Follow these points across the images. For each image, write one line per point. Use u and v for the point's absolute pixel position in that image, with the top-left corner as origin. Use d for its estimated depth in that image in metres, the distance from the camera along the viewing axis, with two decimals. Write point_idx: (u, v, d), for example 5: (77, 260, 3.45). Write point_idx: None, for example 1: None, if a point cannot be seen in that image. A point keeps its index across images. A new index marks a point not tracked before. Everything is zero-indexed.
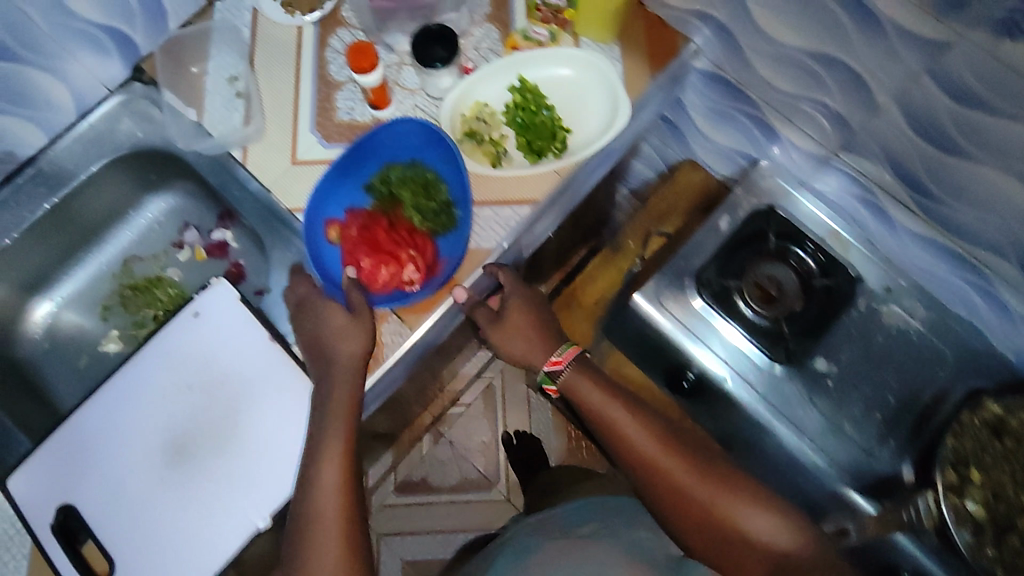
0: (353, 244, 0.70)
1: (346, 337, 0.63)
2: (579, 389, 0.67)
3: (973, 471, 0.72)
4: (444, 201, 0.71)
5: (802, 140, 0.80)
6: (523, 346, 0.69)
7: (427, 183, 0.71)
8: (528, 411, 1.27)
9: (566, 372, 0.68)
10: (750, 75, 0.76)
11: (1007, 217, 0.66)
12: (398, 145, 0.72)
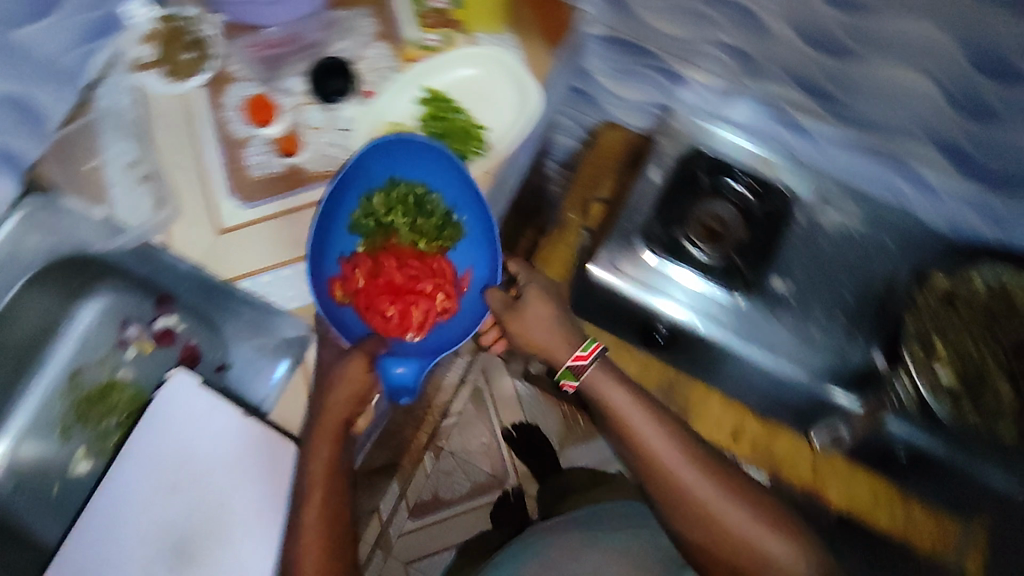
0: (366, 294, 0.69)
1: (341, 378, 0.65)
2: (600, 389, 0.68)
3: (937, 345, 0.76)
4: (443, 213, 0.73)
5: (700, 79, 0.81)
6: (543, 339, 0.69)
7: (421, 202, 0.73)
8: (519, 405, 1.27)
9: (589, 368, 0.68)
10: (638, 27, 0.76)
11: (914, 105, 0.68)
12: (396, 161, 0.73)
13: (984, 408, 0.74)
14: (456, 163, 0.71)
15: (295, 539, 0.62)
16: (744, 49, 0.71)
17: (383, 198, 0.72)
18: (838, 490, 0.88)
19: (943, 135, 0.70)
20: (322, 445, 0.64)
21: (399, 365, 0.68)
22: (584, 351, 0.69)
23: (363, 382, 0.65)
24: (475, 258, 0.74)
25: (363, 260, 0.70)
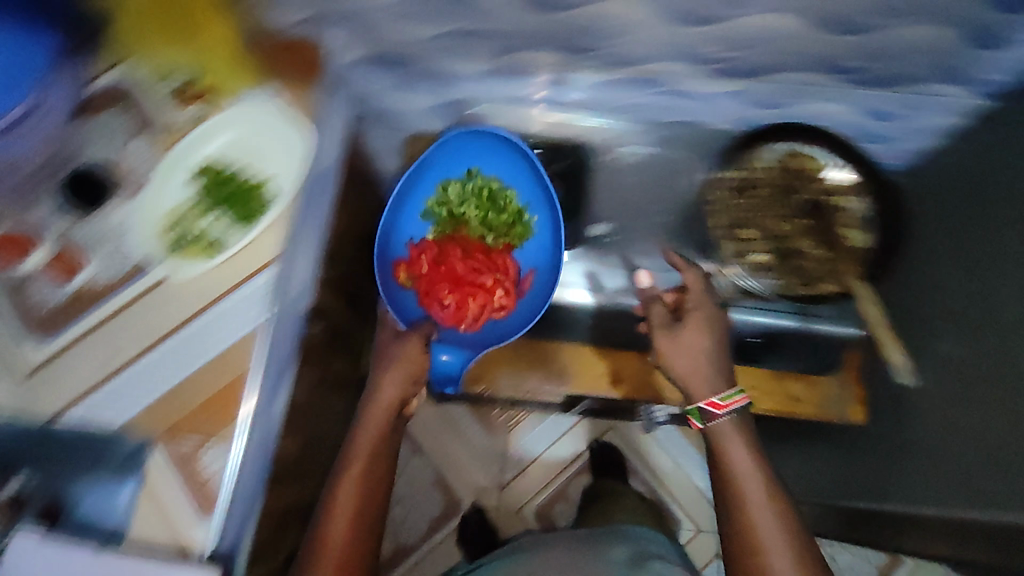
0: (428, 279, 0.84)
1: (388, 372, 0.78)
2: (727, 446, 0.69)
3: (747, 231, 0.87)
4: (516, 209, 0.89)
5: (466, 67, 0.82)
6: (691, 364, 0.74)
7: (494, 199, 0.88)
8: (452, 428, 1.27)
9: (724, 420, 0.71)
10: (395, 40, 0.78)
11: (657, 35, 0.72)
12: (461, 159, 0.89)
13: (796, 270, 0.85)
14: (524, 155, 0.87)
15: (332, 500, 0.70)
16: (495, 29, 0.74)
17: (471, 187, 0.88)
18: None
19: (696, 51, 0.74)
20: (355, 465, 0.72)
21: (442, 353, 0.85)
22: (720, 402, 0.71)
23: (410, 372, 0.78)
24: (539, 245, 0.89)
25: (429, 247, 0.86)
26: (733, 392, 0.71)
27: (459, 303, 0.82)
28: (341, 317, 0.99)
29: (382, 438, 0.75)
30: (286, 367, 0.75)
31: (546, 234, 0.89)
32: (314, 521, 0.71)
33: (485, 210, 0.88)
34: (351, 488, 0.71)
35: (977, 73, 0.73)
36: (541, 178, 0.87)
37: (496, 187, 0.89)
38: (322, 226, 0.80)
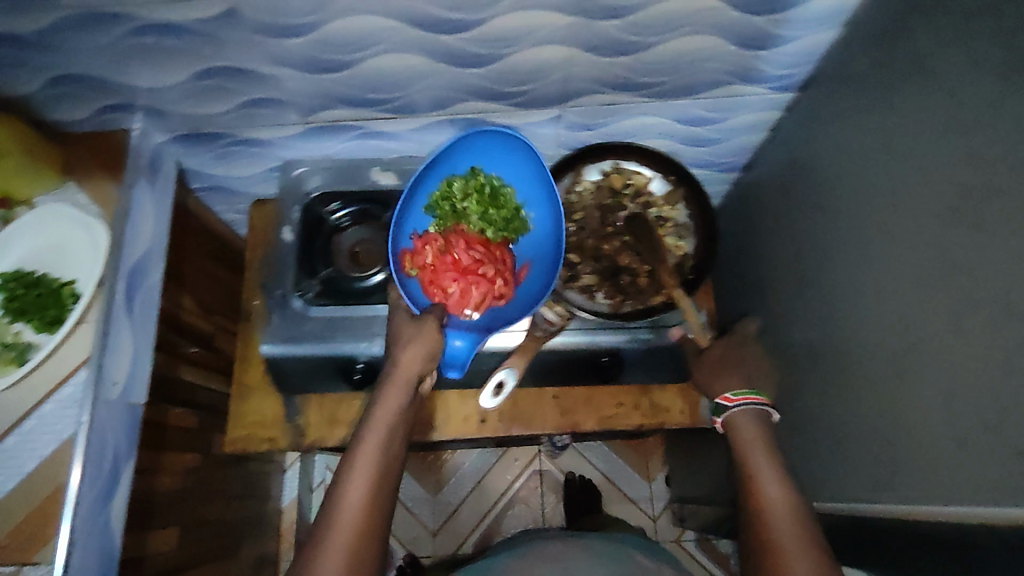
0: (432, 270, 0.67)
1: (384, 397, 0.64)
2: (740, 432, 0.66)
3: (573, 257, 0.79)
4: (514, 206, 0.72)
5: (276, 135, 0.81)
6: (717, 377, 0.73)
7: (496, 198, 0.71)
8: None
9: (734, 414, 0.68)
10: (193, 119, 0.77)
11: (443, 80, 0.73)
12: (468, 151, 0.72)
13: (631, 290, 0.77)
14: (528, 148, 0.70)
15: (332, 511, 0.58)
16: (291, 97, 0.74)
17: (465, 186, 0.70)
18: (579, 416, 0.88)
19: (489, 89, 0.75)
20: (375, 436, 0.61)
21: (452, 339, 0.67)
22: (731, 395, 0.69)
23: (408, 385, 0.65)
24: (540, 249, 0.72)
25: (435, 237, 0.68)
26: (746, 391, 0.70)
27: (458, 296, 0.66)
28: (199, 397, 0.97)
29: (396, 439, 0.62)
30: (120, 468, 0.74)
31: (551, 228, 0.72)
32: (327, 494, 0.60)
33: (492, 209, 0.70)
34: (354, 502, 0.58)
35: (766, 74, 0.73)
36: (546, 173, 0.71)
37: (497, 186, 0.72)
38: (149, 314, 0.79)
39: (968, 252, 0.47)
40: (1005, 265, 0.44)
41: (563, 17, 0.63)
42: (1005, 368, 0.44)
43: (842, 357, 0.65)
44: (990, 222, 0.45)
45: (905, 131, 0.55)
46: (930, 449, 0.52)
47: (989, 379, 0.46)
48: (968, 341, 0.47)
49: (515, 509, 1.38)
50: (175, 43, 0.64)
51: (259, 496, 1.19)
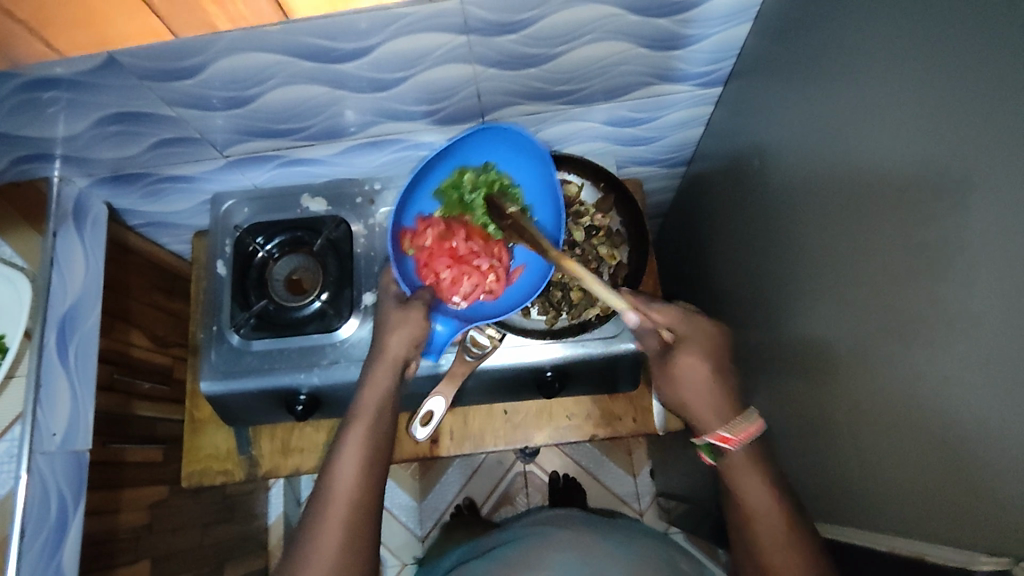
0: (429, 252, 0.71)
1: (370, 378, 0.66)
2: (738, 469, 0.61)
3: None
4: (520, 208, 0.72)
5: (199, 169, 0.81)
6: (701, 403, 0.63)
7: (504, 198, 0.72)
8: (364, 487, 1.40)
9: (733, 450, 0.61)
10: (116, 162, 0.77)
11: (358, 105, 0.71)
12: (484, 145, 0.72)
13: (563, 301, 0.76)
14: (543, 161, 0.69)
15: (323, 493, 0.60)
16: (206, 134, 0.74)
17: (472, 180, 0.71)
18: (531, 429, 0.88)
19: (406, 110, 0.74)
20: (360, 427, 0.63)
21: (435, 324, 0.69)
22: (731, 433, 0.61)
23: (394, 367, 0.67)
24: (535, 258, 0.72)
25: (439, 223, 0.71)
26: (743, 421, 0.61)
27: (445, 282, 0.70)
28: (160, 430, 0.97)
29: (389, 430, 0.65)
30: (69, 517, 0.73)
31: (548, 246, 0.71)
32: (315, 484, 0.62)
33: (498, 207, 0.71)
34: (347, 487, 0.60)
35: (687, 72, 0.75)
36: (554, 187, 0.69)
37: (507, 185, 0.71)
38: (88, 356, 0.79)
39: (919, 244, 0.48)
40: (960, 258, 0.44)
41: (457, 37, 0.62)
42: (966, 364, 0.44)
43: (818, 350, 0.64)
44: (940, 215, 0.46)
45: (857, 125, 0.55)
46: (895, 435, 0.52)
47: (950, 377, 0.45)
48: (927, 334, 0.48)
49: (503, 511, 1.38)
50: (69, 95, 0.64)
51: (241, 517, 1.20)
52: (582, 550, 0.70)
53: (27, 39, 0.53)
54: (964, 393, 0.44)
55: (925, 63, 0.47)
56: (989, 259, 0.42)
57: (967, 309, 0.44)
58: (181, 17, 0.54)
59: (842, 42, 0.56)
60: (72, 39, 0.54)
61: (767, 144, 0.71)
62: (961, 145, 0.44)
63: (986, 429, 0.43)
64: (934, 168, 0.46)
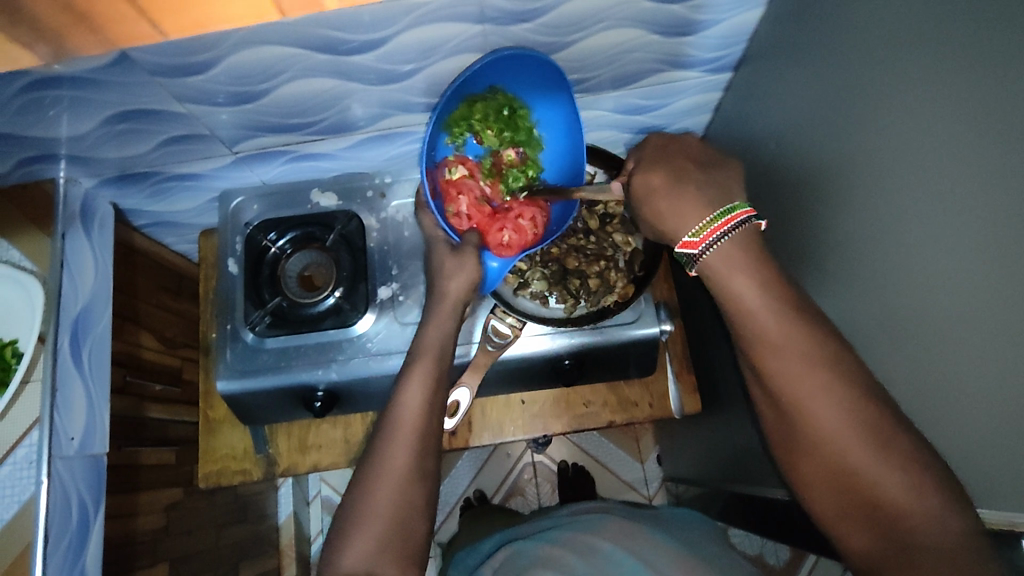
0: (472, 214, 0.71)
1: (433, 316, 0.70)
2: (728, 279, 0.56)
3: (520, 263, 0.77)
4: (529, 125, 0.72)
5: (207, 167, 0.80)
6: (668, 207, 0.58)
7: (516, 124, 0.71)
8: None
9: (707, 255, 0.56)
10: (122, 162, 0.75)
11: (369, 98, 0.71)
12: (493, 71, 0.66)
13: (581, 290, 0.76)
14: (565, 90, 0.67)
15: (393, 415, 0.65)
16: (215, 131, 0.73)
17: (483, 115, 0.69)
18: (549, 417, 0.88)
19: (417, 101, 0.73)
20: (425, 362, 0.67)
21: (489, 261, 0.71)
22: (694, 238, 0.57)
23: (454, 310, 0.70)
24: (551, 162, 0.74)
25: (467, 183, 0.71)
26: (712, 219, 0.57)
27: (489, 224, 0.71)
28: (173, 432, 0.97)
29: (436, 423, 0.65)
30: (91, 520, 0.73)
31: (564, 147, 0.73)
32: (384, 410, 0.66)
33: (508, 132, 0.71)
34: (413, 411, 0.64)
35: (697, 58, 0.75)
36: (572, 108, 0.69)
37: (518, 108, 0.70)
38: (101, 356, 0.78)
39: (927, 219, 0.48)
40: (969, 232, 0.45)
41: (472, 27, 0.62)
42: (977, 335, 0.45)
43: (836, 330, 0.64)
44: (946, 191, 0.46)
45: (864, 104, 0.55)
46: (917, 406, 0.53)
47: (964, 348, 0.46)
48: (940, 306, 0.48)
49: (514, 501, 1.39)
50: (77, 95, 0.62)
51: (254, 517, 1.19)
52: (614, 540, 0.71)
53: (127, 19, 0.46)
54: (980, 364, 0.45)
55: (931, 40, 0.46)
56: (998, 234, 0.42)
57: (978, 280, 0.44)
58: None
59: (850, 24, 0.56)
60: (174, 24, 0.47)
61: (777, 129, 0.71)
62: (968, 122, 0.44)
63: (1002, 400, 0.43)
64: (939, 143, 0.46)
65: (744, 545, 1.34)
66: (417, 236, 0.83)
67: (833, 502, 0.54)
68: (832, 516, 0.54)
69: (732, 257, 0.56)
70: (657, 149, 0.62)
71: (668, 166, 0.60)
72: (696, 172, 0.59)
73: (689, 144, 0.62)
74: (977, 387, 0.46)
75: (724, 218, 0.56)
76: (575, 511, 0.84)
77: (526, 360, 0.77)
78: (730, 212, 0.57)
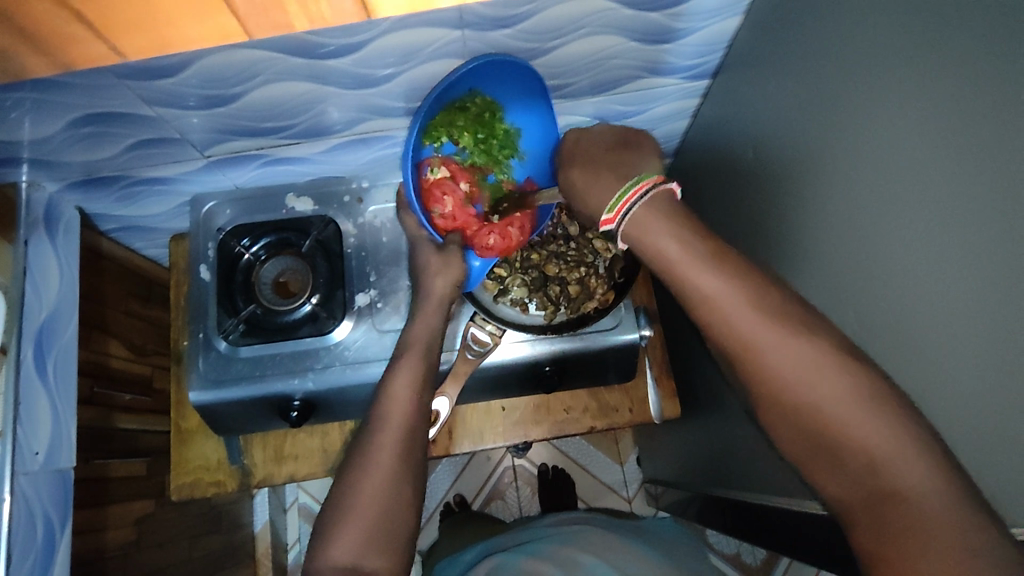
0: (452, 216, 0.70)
1: (422, 313, 0.72)
2: (650, 227, 0.53)
3: (499, 270, 0.76)
4: (504, 125, 0.69)
5: (178, 171, 0.78)
6: (590, 192, 0.60)
7: (491, 128, 0.68)
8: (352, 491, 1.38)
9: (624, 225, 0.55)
10: (88, 166, 0.73)
11: (345, 102, 0.69)
12: (471, 75, 0.62)
13: (561, 297, 0.76)
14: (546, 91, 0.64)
15: (380, 407, 0.65)
16: (186, 134, 0.71)
17: (456, 121, 0.66)
18: (529, 423, 0.88)
19: (396, 106, 0.72)
20: (410, 359, 0.68)
21: (472, 260, 0.72)
22: (610, 213, 0.56)
23: (442, 306, 0.71)
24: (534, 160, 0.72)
25: (445, 185, 0.68)
26: (621, 194, 0.56)
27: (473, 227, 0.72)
28: (143, 442, 0.94)
29: (414, 434, 0.64)
30: (57, 538, 0.71)
31: (544, 143, 0.71)
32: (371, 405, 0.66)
33: (485, 135, 0.69)
34: (400, 404, 0.65)
35: (675, 65, 0.75)
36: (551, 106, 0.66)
37: (494, 110, 0.67)
38: (66, 365, 0.75)
39: (901, 230, 0.49)
40: (941, 245, 0.45)
41: (452, 32, 0.61)
42: (950, 347, 0.45)
43: None
44: (918, 204, 0.47)
45: (841, 114, 0.55)
46: None
47: (937, 359, 0.47)
48: (912, 318, 0.49)
49: (494, 506, 1.38)
50: (39, 97, 0.60)
51: (228, 526, 1.17)
52: (601, 556, 0.73)
53: (75, 42, 0.46)
54: (953, 374, 0.45)
55: (909, 52, 0.46)
56: (969, 247, 0.42)
57: (951, 293, 0.44)
58: (257, 18, 0.47)
59: (827, 36, 0.56)
60: (126, 44, 0.47)
61: (754, 138, 0.72)
62: (941, 136, 0.44)
63: (975, 410, 0.44)
64: (912, 157, 0.47)
65: (721, 545, 1.36)
66: (396, 241, 0.82)
67: (803, 454, 0.47)
68: (804, 465, 0.48)
69: (651, 209, 0.53)
70: (572, 146, 0.65)
71: (584, 159, 0.63)
72: (605, 155, 0.62)
73: (599, 131, 0.65)
74: (947, 397, 0.46)
75: (632, 190, 0.55)
76: (559, 521, 0.86)
77: (505, 368, 0.77)
78: (639, 181, 0.56)
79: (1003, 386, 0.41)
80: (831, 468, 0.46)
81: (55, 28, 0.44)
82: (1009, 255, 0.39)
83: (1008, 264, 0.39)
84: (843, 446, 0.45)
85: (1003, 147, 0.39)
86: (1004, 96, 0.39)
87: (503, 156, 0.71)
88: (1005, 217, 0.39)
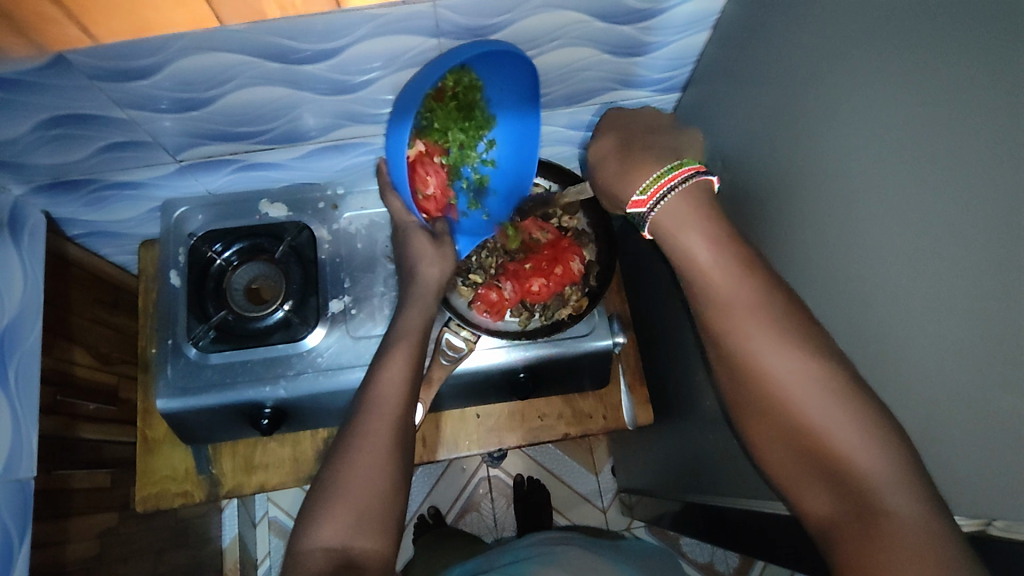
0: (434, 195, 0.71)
1: (412, 304, 0.70)
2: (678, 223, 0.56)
3: (475, 275, 0.78)
4: (482, 104, 0.68)
5: (149, 174, 0.77)
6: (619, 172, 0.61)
7: (470, 107, 0.67)
8: None
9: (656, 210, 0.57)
10: (55, 168, 0.72)
11: (321, 108, 0.70)
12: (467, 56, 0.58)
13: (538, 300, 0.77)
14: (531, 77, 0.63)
15: (373, 395, 0.64)
16: (158, 138, 0.70)
17: (436, 96, 0.64)
18: (503, 431, 0.88)
19: (371, 113, 0.73)
20: (405, 343, 0.67)
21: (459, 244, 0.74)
22: (643, 195, 0.58)
23: (431, 297, 0.71)
24: (504, 139, 0.72)
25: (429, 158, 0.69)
26: (657, 178, 0.58)
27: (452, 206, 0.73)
28: (107, 453, 0.92)
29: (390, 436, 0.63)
30: (15, 550, 0.69)
31: (519, 128, 0.71)
32: (361, 391, 0.65)
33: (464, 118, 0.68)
34: (391, 386, 0.64)
35: (646, 77, 0.77)
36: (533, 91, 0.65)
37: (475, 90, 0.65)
38: (26, 374, 0.73)
39: (860, 234, 0.50)
40: (895, 247, 0.46)
41: (428, 40, 0.62)
42: (910, 346, 0.46)
43: None
44: (877, 210, 0.48)
45: (802, 123, 0.57)
46: None
47: (899, 362, 0.47)
48: (875, 322, 0.50)
49: (468, 518, 1.37)
50: (6, 97, 0.59)
51: (195, 541, 1.14)
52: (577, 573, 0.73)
53: (60, 22, 0.50)
54: (914, 375, 0.46)
55: (868, 66, 0.48)
56: (926, 252, 0.44)
57: (911, 298, 0.45)
58: (232, 4, 0.52)
59: (787, 49, 0.58)
60: (110, 24, 0.51)
61: (721, 148, 0.74)
62: (896, 145, 0.46)
63: (935, 408, 0.45)
64: (872, 166, 0.48)
65: (693, 553, 1.37)
66: (371, 248, 0.82)
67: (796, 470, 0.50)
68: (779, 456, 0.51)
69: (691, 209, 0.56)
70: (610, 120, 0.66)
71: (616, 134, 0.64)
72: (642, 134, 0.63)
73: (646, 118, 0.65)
74: (905, 394, 0.47)
75: (669, 175, 0.58)
76: (537, 539, 0.85)
77: (481, 374, 0.77)
78: (677, 169, 0.58)
79: (956, 383, 0.42)
80: (825, 487, 0.48)
81: (37, 6, 0.48)
82: (963, 255, 0.41)
83: (963, 266, 0.41)
84: (835, 461, 0.47)
85: (952, 152, 0.41)
86: (954, 106, 0.41)
87: (475, 135, 0.70)
88: (960, 219, 0.41)
